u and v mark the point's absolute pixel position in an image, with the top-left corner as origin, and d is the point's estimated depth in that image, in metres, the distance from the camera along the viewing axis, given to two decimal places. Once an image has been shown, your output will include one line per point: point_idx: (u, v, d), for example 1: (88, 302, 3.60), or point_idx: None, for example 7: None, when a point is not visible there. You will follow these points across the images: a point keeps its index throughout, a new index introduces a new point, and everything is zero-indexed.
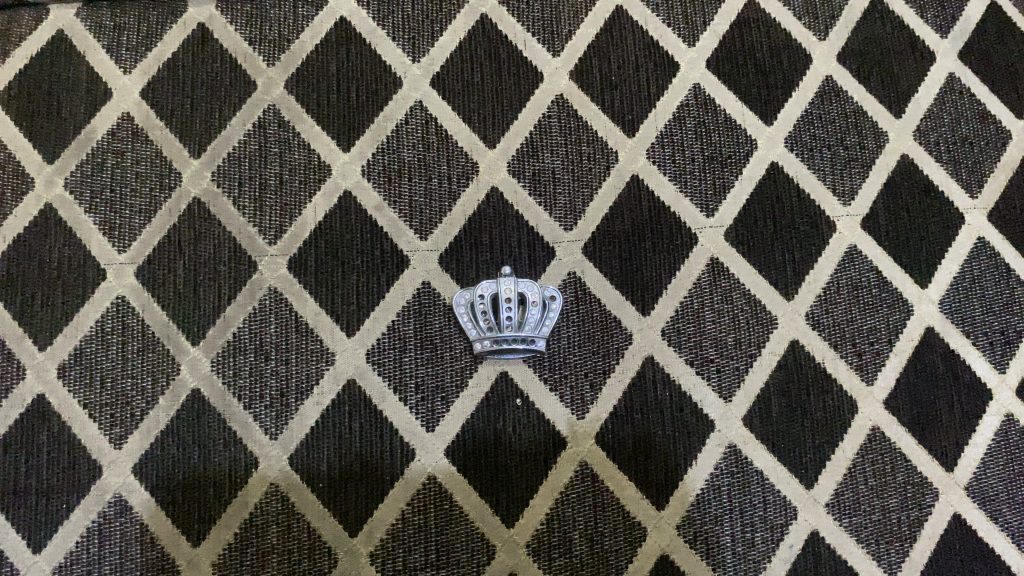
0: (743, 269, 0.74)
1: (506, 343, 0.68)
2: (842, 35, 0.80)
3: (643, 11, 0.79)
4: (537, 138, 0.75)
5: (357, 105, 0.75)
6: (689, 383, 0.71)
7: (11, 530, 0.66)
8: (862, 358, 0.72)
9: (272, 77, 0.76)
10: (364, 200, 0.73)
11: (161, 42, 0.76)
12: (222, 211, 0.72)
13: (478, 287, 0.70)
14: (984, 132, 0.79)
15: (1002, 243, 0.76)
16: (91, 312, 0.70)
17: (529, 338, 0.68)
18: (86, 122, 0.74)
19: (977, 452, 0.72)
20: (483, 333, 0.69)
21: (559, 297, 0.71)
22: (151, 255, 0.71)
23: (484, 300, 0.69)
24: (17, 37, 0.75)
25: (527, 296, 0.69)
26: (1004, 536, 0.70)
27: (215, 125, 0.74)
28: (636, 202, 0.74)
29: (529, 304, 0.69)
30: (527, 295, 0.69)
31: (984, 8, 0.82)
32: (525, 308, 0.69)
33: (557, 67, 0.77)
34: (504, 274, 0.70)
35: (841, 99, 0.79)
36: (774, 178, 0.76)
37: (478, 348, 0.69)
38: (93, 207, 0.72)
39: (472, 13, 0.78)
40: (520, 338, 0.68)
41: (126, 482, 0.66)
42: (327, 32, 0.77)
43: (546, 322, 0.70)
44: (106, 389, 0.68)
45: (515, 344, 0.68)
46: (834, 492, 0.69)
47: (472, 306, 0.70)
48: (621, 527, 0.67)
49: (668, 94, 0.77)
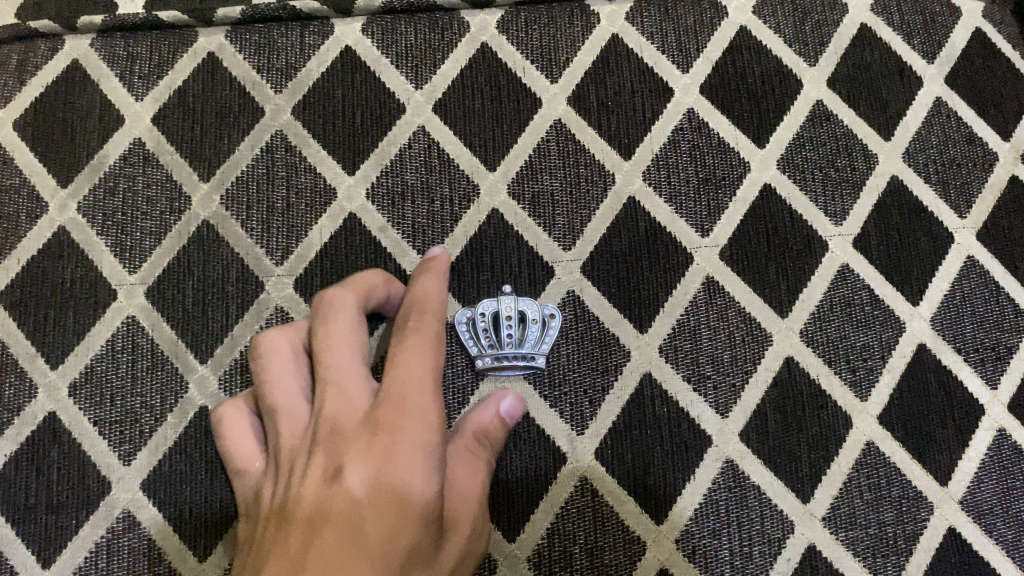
0: (738, 287, 0.75)
1: (507, 359, 0.71)
2: (831, 62, 0.83)
3: (638, 38, 0.82)
4: (537, 161, 0.78)
5: (362, 130, 0.78)
6: (687, 399, 0.72)
7: (21, 545, 0.67)
8: (855, 374, 0.74)
9: (280, 104, 0.78)
10: (368, 222, 0.75)
11: (172, 71, 0.79)
12: (231, 233, 0.74)
13: (479, 305, 0.73)
14: (972, 155, 0.81)
15: (991, 261, 0.78)
16: (102, 331, 0.72)
17: (529, 355, 0.71)
18: (99, 147, 0.76)
19: (970, 466, 0.73)
20: (484, 350, 0.71)
21: (558, 315, 0.73)
22: (161, 276, 0.73)
23: (485, 317, 0.72)
24: (33, 66, 0.78)
25: (527, 315, 0.72)
26: (999, 549, 0.71)
27: (224, 150, 0.77)
28: (632, 223, 0.76)
29: (530, 321, 0.72)
30: (527, 313, 0.72)
31: (969, 35, 0.84)
32: (525, 325, 0.72)
33: (555, 94, 0.80)
34: (504, 292, 0.73)
35: (832, 123, 0.81)
36: (767, 199, 0.78)
37: (480, 364, 0.71)
38: (105, 229, 0.74)
39: (472, 41, 0.81)
40: (520, 355, 0.71)
41: (134, 497, 0.68)
42: (333, 61, 0.80)
43: (545, 339, 0.72)
44: (116, 406, 0.70)
45: (516, 360, 0.71)
46: (830, 506, 0.70)
47: (473, 325, 0.72)
48: (620, 542, 0.68)
49: (663, 118, 0.80)
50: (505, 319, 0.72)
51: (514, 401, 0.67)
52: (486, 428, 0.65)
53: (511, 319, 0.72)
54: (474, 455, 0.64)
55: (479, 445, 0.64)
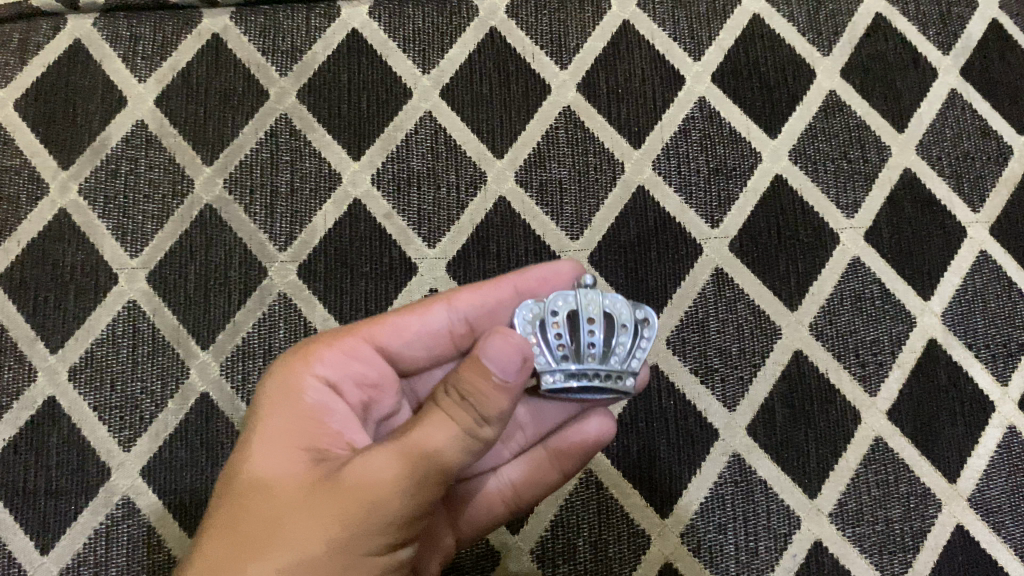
0: (748, 280, 0.74)
1: (583, 377, 0.52)
2: (845, 52, 0.81)
3: (650, 25, 0.81)
4: (545, 149, 0.76)
5: (367, 114, 0.77)
6: (694, 392, 0.71)
7: (19, 530, 0.66)
8: (864, 369, 0.73)
9: (284, 87, 0.77)
10: (374, 208, 0.74)
11: (176, 52, 0.78)
12: (233, 218, 0.73)
13: (551, 298, 0.54)
14: (986, 148, 0.80)
15: (1004, 256, 0.77)
16: (103, 316, 0.71)
17: (618, 373, 0.53)
18: (101, 129, 0.75)
19: (979, 463, 0.72)
20: (558, 362, 0.52)
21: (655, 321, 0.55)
22: (162, 260, 0.72)
23: (558, 319, 0.53)
24: (35, 46, 0.77)
25: (614, 315, 0.54)
26: (1007, 547, 0.70)
27: (227, 134, 0.76)
28: (641, 213, 0.75)
29: (618, 326, 0.54)
30: (615, 316, 0.54)
31: (986, 26, 0.83)
32: (613, 333, 0.54)
33: (564, 80, 0.79)
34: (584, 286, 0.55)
35: (845, 113, 0.80)
36: (779, 190, 0.77)
37: (549, 381, 0.52)
38: (106, 212, 0.73)
39: (481, 26, 0.79)
40: (605, 371, 0.52)
41: (134, 483, 0.67)
42: (339, 43, 0.79)
43: (637, 356, 0.54)
44: (116, 391, 0.69)
45: (599, 381, 0.52)
46: (838, 502, 0.70)
47: (540, 325, 0.54)
48: (625, 535, 0.68)
49: (674, 107, 0.79)
50: (590, 316, 0.54)
51: (506, 349, 0.44)
52: (474, 388, 0.45)
53: (595, 322, 0.53)
54: (449, 413, 0.46)
55: (461, 404, 0.46)
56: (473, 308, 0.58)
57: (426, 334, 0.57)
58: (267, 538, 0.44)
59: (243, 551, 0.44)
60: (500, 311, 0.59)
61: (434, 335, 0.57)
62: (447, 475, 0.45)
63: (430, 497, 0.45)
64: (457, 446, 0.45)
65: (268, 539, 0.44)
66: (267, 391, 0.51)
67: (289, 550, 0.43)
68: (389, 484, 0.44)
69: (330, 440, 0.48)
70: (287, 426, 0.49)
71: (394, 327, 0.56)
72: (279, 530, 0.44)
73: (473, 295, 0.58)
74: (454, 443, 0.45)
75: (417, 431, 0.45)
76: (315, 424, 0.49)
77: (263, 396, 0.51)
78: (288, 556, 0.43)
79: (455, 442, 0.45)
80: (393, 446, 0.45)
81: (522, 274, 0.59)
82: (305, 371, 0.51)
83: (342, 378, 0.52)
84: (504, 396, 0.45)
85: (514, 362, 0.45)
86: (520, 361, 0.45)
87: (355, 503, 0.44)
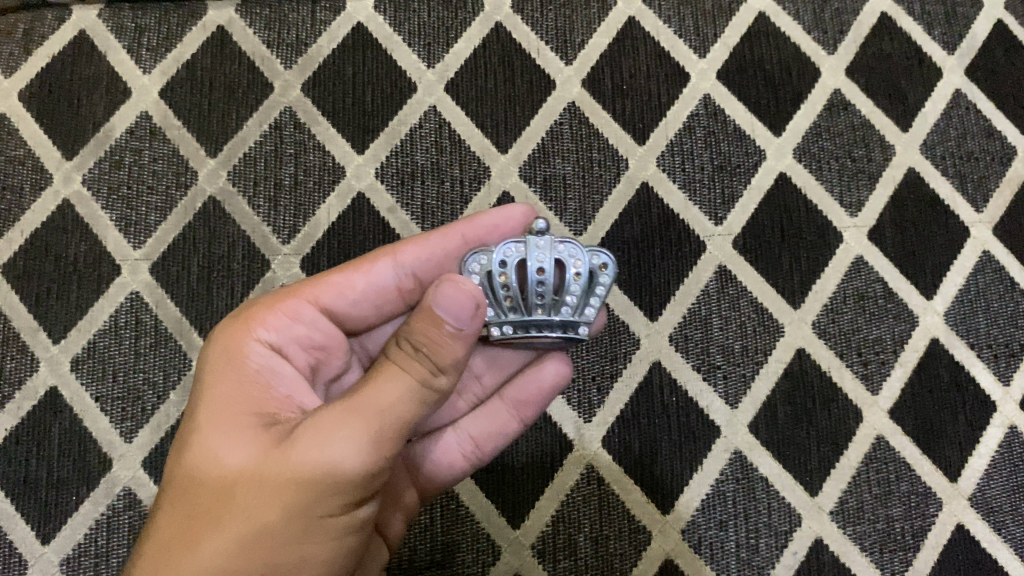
0: (751, 277, 0.74)
1: (531, 331, 0.51)
2: (850, 50, 0.81)
3: (655, 21, 0.81)
4: (549, 144, 0.76)
5: (372, 108, 0.77)
6: (696, 389, 0.71)
7: (19, 520, 0.66)
8: (867, 367, 0.73)
9: (289, 80, 0.77)
10: (377, 202, 0.74)
11: (181, 44, 0.78)
12: (237, 211, 0.73)
13: (499, 249, 0.51)
14: (990, 148, 0.80)
15: (1006, 256, 0.77)
16: (106, 307, 0.71)
17: (566, 324, 0.52)
18: (106, 120, 0.75)
19: (980, 463, 0.72)
20: (505, 315, 0.51)
21: (611, 265, 0.53)
22: (165, 252, 0.72)
23: (507, 272, 0.51)
24: (40, 36, 0.77)
25: (568, 262, 0.51)
26: (1007, 546, 0.70)
27: (231, 126, 0.76)
28: (645, 210, 0.75)
29: (571, 274, 0.52)
30: (568, 263, 0.51)
31: (991, 26, 0.83)
32: (565, 281, 0.52)
33: (569, 76, 0.79)
34: (538, 230, 0.51)
35: (849, 112, 0.80)
36: (783, 188, 0.77)
37: (497, 333, 0.51)
38: (110, 203, 0.73)
39: (486, 21, 0.79)
40: (553, 324, 0.51)
41: (136, 475, 0.67)
42: (344, 37, 0.78)
43: (591, 303, 0.52)
44: (118, 382, 0.69)
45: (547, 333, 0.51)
46: (839, 500, 0.70)
47: (488, 276, 0.51)
48: (626, 530, 0.68)
49: (679, 104, 0.78)
50: (541, 266, 0.50)
51: (457, 296, 0.43)
52: (427, 338, 0.43)
53: (546, 273, 0.50)
54: (401, 364, 0.43)
55: (413, 354, 0.44)
56: (420, 262, 0.56)
57: (371, 291, 0.55)
58: (218, 514, 0.41)
59: (194, 530, 0.42)
60: (447, 263, 0.57)
61: (384, 291, 0.55)
62: (403, 430, 0.43)
63: (389, 455, 0.42)
64: (414, 398, 0.43)
65: (220, 514, 0.41)
66: (209, 361, 0.48)
67: (243, 519, 0.41)
68: (339, 449, 0.41)
69: (276, 407, 0.46)
70: (232, 394, 0.46)
71: (337, 286, 0.53)
72: (228, 506, 0.41)
73: (420, 249, 0.56)
74: (410, 396, 0.43)
75: (368, 387, 0.43)
76: (260, 392, 0.46)
77: (205, 366, 0.48)
78: (245, 526, 0.41)
79: (410, 393, 0.43)
80: (343, 405, 0.42)
81: (470, 224, 0.58)
82: (247, 337, 0.49)
83: (285, 342, 0.50)
84: (458, 344, 0.44)
85: (467, 308, 0.43)
86: (473, 306, 0.43)
87: (307, 468, 0.41)
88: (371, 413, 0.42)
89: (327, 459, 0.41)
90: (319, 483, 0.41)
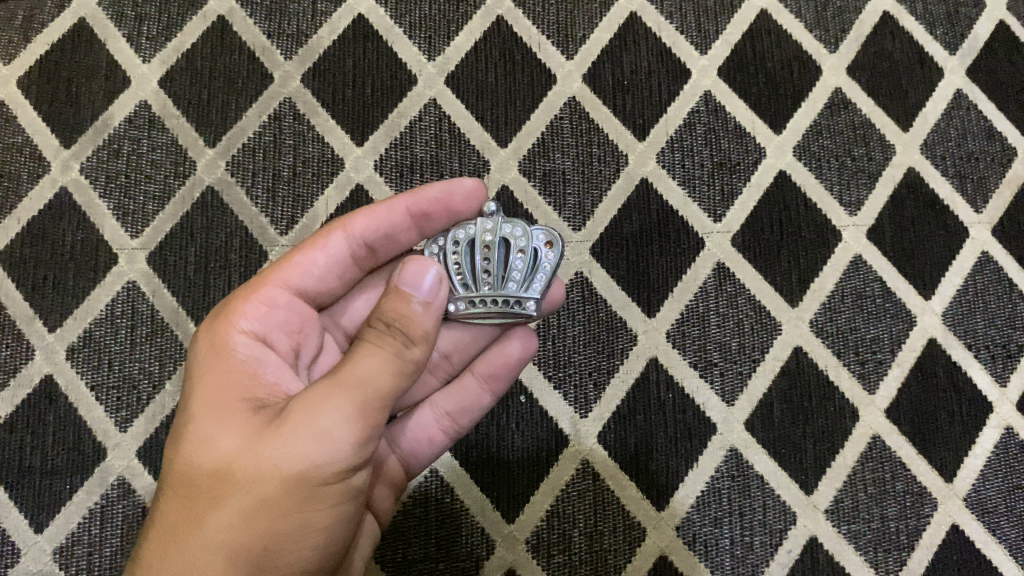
0: (749, 274, 0.74)
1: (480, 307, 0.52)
2: (852, 49, 0.81)
3: (656, 17, 0.81)
4: (549, 138, 0.76)
5: (371, 100, 0.76)
6: (693, 386, 0.71)
7: (12, 509, 0.66)
8: (864, 367, 0.73)
9: (289, 71, 0.77)
10: (376, 194, 0.74)
11: (181, 33, 0.77)
12: (235, 201, 0.73)
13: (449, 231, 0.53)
14: (990, 149, 0.80)
15: (1005, 258, 0.77)
16: (102, 296, 0.71)
17: (513, 298, 0.52)
18: (104, 108, 0.75)
19: (976, 463, 0.72)
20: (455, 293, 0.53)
21: (557, 244, 0.54)
22: (162, 241, 0.72)
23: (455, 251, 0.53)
24: (39, 23, 0.77)
25: (509, 240, 0.53)
26: (1001, 547, 0.70)
27: (231, 116, 0.75)
28: (644, 206, 0.75)
29: (515, 251, 0.53)
30: (512, 241, 0.53)
31: (993, 27, 0.83)
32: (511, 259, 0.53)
33: (570, 70, 0.78)
34: (488, 212, 0.54)
35: (850, 110, 0.80)
36: (782, 186, 0.77)
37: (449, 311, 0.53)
38: (108, 192, 0.73)
39: (488, 14, 0.79)
40: (499, 298, 0.52)
41: (130, 465, 0.67)
42: (345, 28, 0.78)
43: (537, 277, 0.53)
44: (114, 371, 0.69)
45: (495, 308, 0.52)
46: (834, 499, 0.70)
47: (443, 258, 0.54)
48: (621, 527, 0.68)
49: (679, 101, 0.78)
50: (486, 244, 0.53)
51: (419, 271, 0.45)
52: (396, 316, 0.44)
53: (491, 250, 0.53)
54: (375, 342, 0.43)
55: (384, 331, 0.44)
56: (371, 231, 0.56)
57: (333, 266, 0.55)
58: (216, 496, 0.42)
59: (196, 509, 0.42)
60: (398, 234, 0.57)
61: (343, 263, 0.55)
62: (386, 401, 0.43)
63: (375, 425, 0.43)
64: (391, 371, 0.43)
65: (217, 495, 0.42)
66: (197, 350, 0.48)
67: (240, 498, 0.42)
68: (324, 424, 0.41)
69: (265, 391, 0.46)
70: (219, 379, 0.46)
71: (300, 266, 0.53)
72: (225, 486, 0.42)
73: (369, 218, 0.55)
74: (387, 369, 0.43)
75: (346, 363, 0.43)
76: (249, 378, 0.46)
77: (194, 357, 0.48)
78: (242, 505, 0.41)
79: (389, 365, 0.43)
80: (326, 381, 0.42)
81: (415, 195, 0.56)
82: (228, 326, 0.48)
83: (267, 327, 0.50)
84: (426, 316, 0.44)
85: (429, 282, 0.45)
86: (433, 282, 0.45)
87: (297, 444, 0.41)
88: (351, 388, 0.42)
89: (315, 434, 0.41)
90: (308, 459, 0.41)
